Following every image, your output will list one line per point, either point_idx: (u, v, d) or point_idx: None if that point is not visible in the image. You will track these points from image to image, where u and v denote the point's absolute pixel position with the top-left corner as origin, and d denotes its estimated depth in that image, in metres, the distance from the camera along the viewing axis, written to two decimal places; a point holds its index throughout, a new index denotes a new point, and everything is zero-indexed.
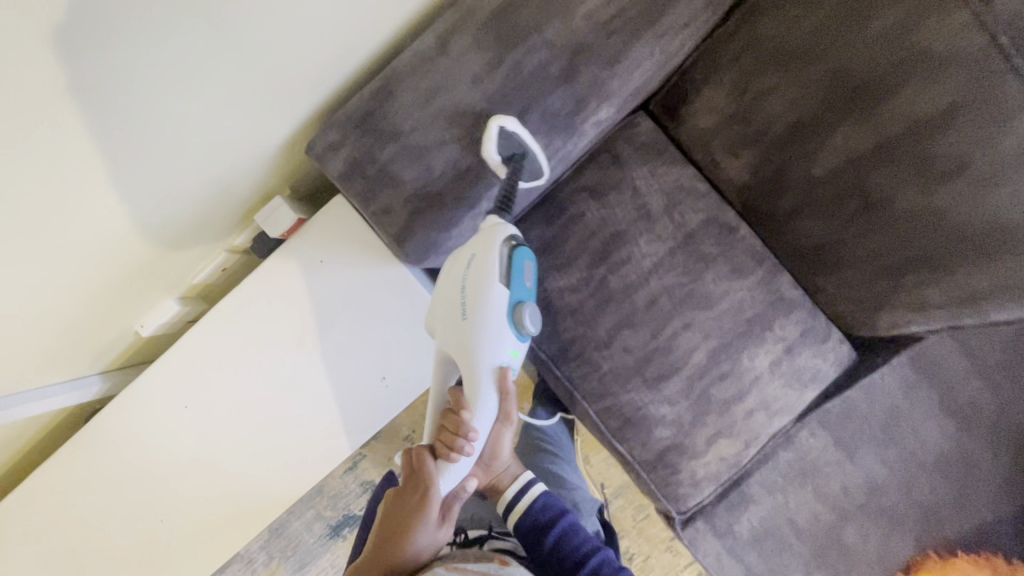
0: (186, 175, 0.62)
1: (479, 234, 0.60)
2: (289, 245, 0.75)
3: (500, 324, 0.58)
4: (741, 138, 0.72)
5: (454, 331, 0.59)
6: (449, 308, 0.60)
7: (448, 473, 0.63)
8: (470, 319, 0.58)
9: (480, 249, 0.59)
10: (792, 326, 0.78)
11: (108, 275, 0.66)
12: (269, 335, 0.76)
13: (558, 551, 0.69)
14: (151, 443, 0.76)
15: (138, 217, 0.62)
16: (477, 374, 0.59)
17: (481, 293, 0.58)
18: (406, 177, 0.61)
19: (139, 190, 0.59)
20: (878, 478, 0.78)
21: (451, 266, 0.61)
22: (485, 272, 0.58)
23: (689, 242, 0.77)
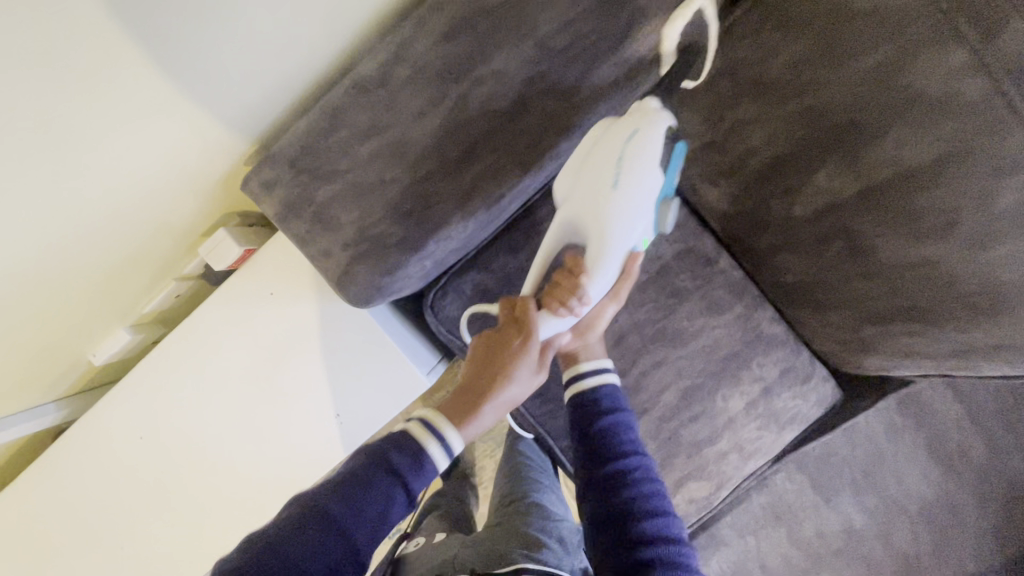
0: (110, 220, 0.59)
1: (642, 111, 0.54)
2: (238, 276, 0.73)
3: (648, 208, 0.54)
4: (719, 167, 0.67)
5: (599, 206, 0.53)
6: (593, 174, 0.53)
7: (551, 325, 0.58)
8: (618, 191, 0.53)
9: (647, 129, 0.53)
10: (771, 365, 0.73)
11: (39, 319, 0.63)
12: (220, 369, 0.74)
13: (600, 439, 0.58)
14: (105, 474, 0.76)
15: (71, 262, 0.60)
16: (609, 253, 0.55)
17: (640, 173, 0.53)
18: (345, 220, 0.57)
19: (52, 241, 0.56)
20: (856, 525, 0.75)
21: (607, 133, 0.54)
22: (650, 154, 0.53)
23: (662, 275, 0.72)
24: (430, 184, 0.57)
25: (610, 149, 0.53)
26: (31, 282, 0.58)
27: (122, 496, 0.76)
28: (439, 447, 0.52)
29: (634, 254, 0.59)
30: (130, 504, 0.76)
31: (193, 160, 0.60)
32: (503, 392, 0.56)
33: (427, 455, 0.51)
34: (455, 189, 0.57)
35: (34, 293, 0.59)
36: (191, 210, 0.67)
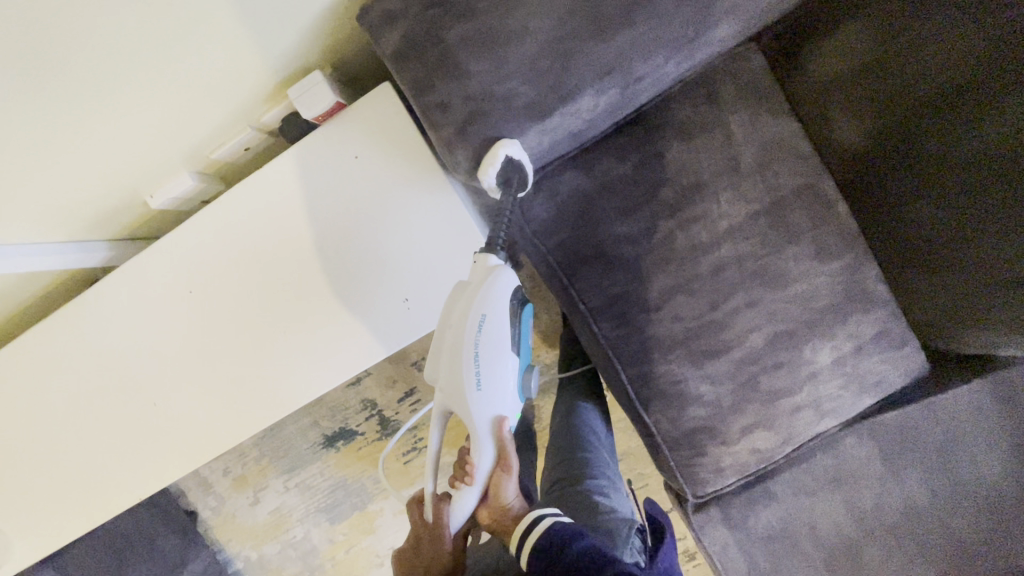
0: (223, 33, 0.54)
1: (481, 283, 0.57)
2: (320, 131, 0.66)
3: (511, 388, 0.61)
4: (870, 94, 0.63)
5: (466, 402, 0.59)
6: (455, 372, 0.58)
7: (460, 512, 0.68)
8: (483, 391, 0.59)
9: (492, 311, 0.57)
10: (868, 324, 0.69)
11: (127, 136, 0.59)
12: (282, 229, 0.69)
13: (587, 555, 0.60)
14: (146, 324, 0.72)
15: (161, 64, 0.54)
16: (479, 439, 0.62)
17: (497, 360, 0.58)
18: (473, 70, 0.51)
19: (173, 43, 0.52)
20: (916, 501, 0.72)
21: (459, 319, 0.57)
22: (500, 336, 0.58)
23: (776, 209, 0.67)
24: (577, 42, 0.51)
25: (463, 351, 0.57)
26: (119, 77, 0.52)
27: (162, 355, 0.73)
28: None
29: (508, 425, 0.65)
30: (169, 365, 0.73)
31: None
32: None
33: None
34: (602, 58, 0.52)
35: (119, 90, 0.53)
36: (286, 47, 0.61)
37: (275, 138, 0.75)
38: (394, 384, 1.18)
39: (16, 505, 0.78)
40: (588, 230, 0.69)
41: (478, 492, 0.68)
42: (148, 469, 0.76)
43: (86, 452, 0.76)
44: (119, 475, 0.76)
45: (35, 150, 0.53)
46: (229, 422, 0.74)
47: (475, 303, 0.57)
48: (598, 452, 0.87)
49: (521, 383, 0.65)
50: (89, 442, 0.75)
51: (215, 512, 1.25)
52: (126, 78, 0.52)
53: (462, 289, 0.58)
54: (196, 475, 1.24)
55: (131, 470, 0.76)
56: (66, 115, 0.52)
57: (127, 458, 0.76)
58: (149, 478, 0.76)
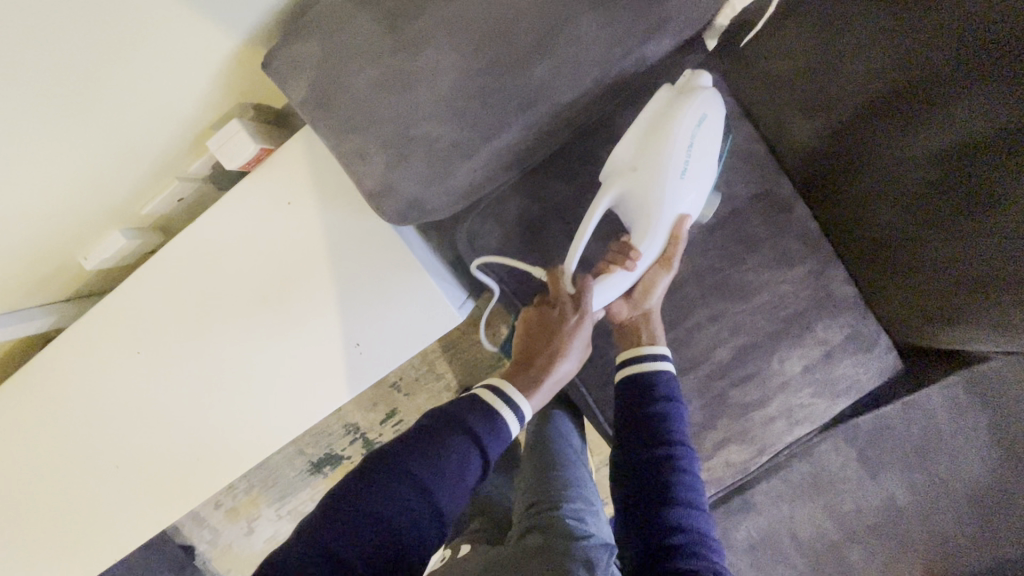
0: (133, 98, 0.53)
1: (697, 87, 0.57)
2: (251, 179, 0.63)
3: (701, 194, 0.59)
4: (820, 98, 0.61)
5: (663, 183, 0.55)
6: (662, 153, 0.55)
7: (608, 291, 0.60)
8: (685, 180, 0.56)
9: (712, 111, 0.57)
10: (837, 329, 0.67)
11: (53, 208, 0.58)
12: (224, 283, 0.66)
13: (655, 426, 0.55)
14: (98, 390, 0.70)
15: (75, 133, 0.51)
16: (655, 229, 0.57)
17: (704, 158, 0.57)
18: (388, 114, 0.48)
19: (85, 118, 0.51)
20: (898, 501, 0.71)
21: (675, 112, 0.55)
22: (710, 140, 0.57)
23: (732, 220, 0.64)
24: (496, 76, 0.48)
25: (675, 136, 0.55)
26: (33, 154, 0.50)
27: (116, 417, 0.70)
28: (512, 414, 0.56)
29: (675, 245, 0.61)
30: (125, 428, 0.71)
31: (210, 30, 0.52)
32: (557, 365, 0.61)
33: (500, 417, 0.55)
34: (524, 89, 0.49)
35: (36, 164, 0.51)
36: (200, 93, 0.58)
37: (210, 184, 0.72)
38: (374, 407, 1.17)
39: None
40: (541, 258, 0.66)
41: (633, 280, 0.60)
42: (116, 536, 0.74)
43: (52, 523, 0.74)
44: (84, 543, 0.74)
45: None
46: (192, 481, 0.72)
47: (696, 98, 0.56)
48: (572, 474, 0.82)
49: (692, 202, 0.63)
50: (54, 514, 0.73)
51: (211, 544, 1.25)
52: (43, 157, 0.51)
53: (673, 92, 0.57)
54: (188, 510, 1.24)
55: (99, 539, 0.74)
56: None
57: (94, 525, 0.73)
58: (115, 544, 0.74)
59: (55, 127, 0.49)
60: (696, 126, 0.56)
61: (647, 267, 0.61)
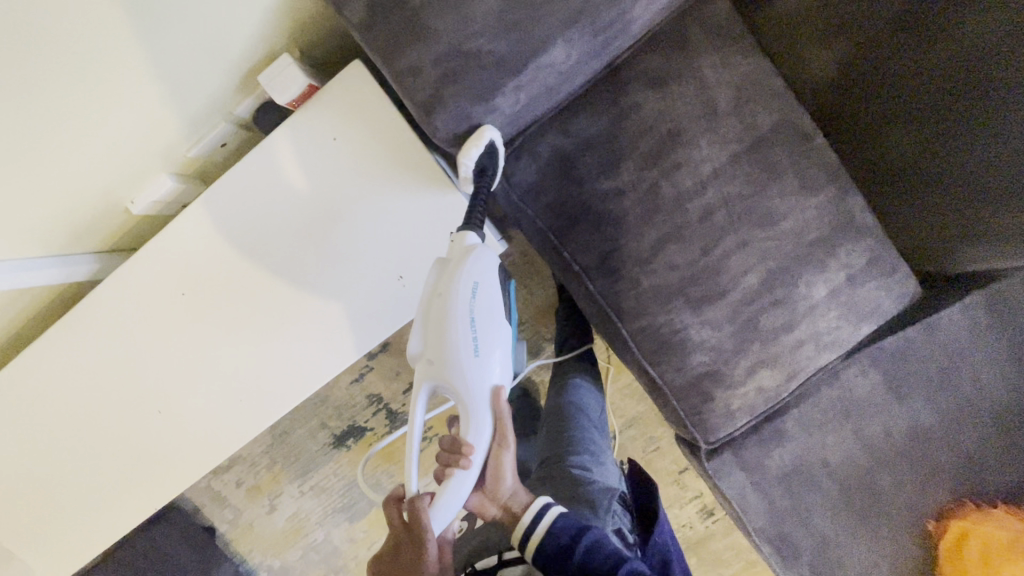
0: (206, 30, 0.57)
1: (464, 261, 0.57)
2: (296, 116, 0.65)
3: (505, 352, 0.60)
4: (835, 24, 0.64)
5: (455, 365, 0.56)
6: (449, 340, 0.56)
7: (445, 510, 0.60)
8: (481, 357, 0.57)
9: (484, 279, 0.57)
10: (859, 253, 0.70)
11: (123, 143, 0.61)
12: (268, 221, 0.68)
13: (590, 564, 0.64)
14: (144, 335, 0.71)
15: (112, 33, 0.50)
16: (472, 408, 0.58)
17: (491, 331, 0.58)
18: (442, 29, 0.51)
19: (168, 45, 0.55)
20: (923, 422, 0.73)
21: (449, 289, 0.56)
22: (491, 302, 0.58)
23: (756, 149, 0.67)
24: None
25: (455, 317, 0.56)
26: (71, 53, 0.48)
27: (158, 361, 0.72)
28: None
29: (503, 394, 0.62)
30: (167, 372, 0.72)
31: None
32: None
33: None
34: (567, 6, 0.52)
35: (75, 69, 0.49)
36: (250, 30, 0.60)
37: (249, 133, 0.75)
38: (397, 377, 1.18)
39: (30, 535, 0.76)
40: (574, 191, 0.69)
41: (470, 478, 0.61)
42: (160, 482, 0.75)
43: (96, 471, 0.74)
44: (124, 489, 0.75)
45: (53, 165, 0.56)
46: (231, 424, 0.73)
47: (467, 269, 0.56)
48: (583, 428, 0.89)
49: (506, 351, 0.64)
50: (98, 462, 0.74)
51: (233, 524, 1.25)
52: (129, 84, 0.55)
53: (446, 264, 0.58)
54: (209, 490, 1.23)
55: (144, 485, 0.75)
56: (79, 129, 0.55)
57: (138, 471, 0.74)
58: (156, 491, 0.75)
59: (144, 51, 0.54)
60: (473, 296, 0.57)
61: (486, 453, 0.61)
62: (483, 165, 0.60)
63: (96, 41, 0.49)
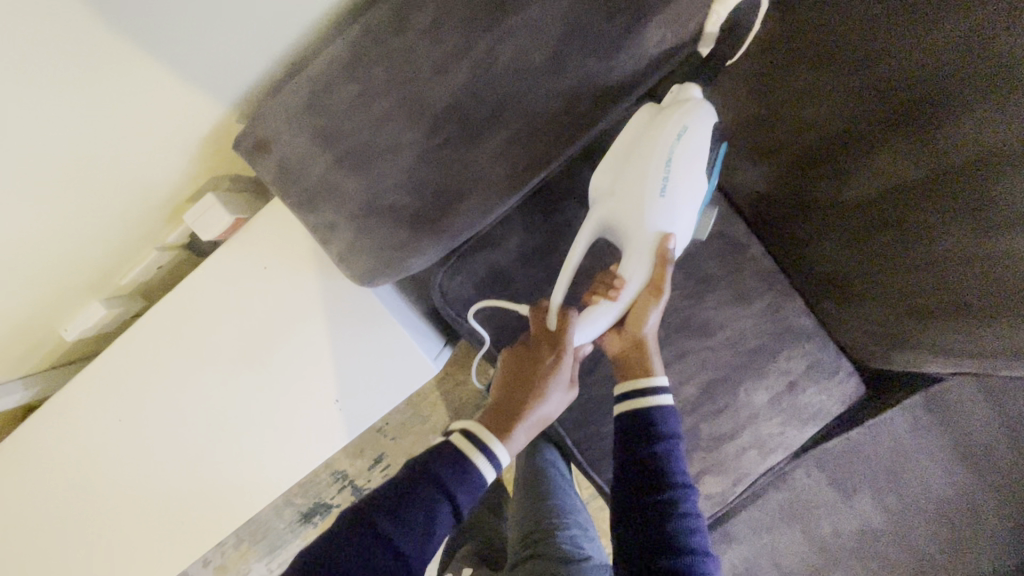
0: (159, 184, 0.59)
1: (683, 104, 0.55)
2: (221, 250, 0.65)
3: (692, 205, 0.55)
4: (761, 145, 0.65)
5: (632, 212, 0.54)
6: (641, 165, 0.54)
7: (589, 328, 0.58)
8: (665, 198, 0.53)
9: (696, 123, 0.54)
10: (797, 359, 0.70)
11: (74, 280, 0.63)
12: (203, 347, 0.67)
13: (654, 465, 0.54)
14: (81, 462, 0.68)
15: (75, 205, 0.53)
16: (633, 217, 0.54)
17: (691, 170, 0.54)
18: (355, 188, 0.51)
19: (134, 202, 0.59)
20: (873, 524, 0.73)
21: (653, 126, 0.54)
22: (696, 148, 0.54)
23: (690, 261, 0.68)
24: (453, 149, 0.51)
25: (652, 150, 0.53)
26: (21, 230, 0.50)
27: (94, 494, 0.69)
28: (483, 460, 0.54)
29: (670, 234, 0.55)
30: (104, 503, 0.69)
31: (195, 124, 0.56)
32: (534, 410, 0.58)
33: (469, 467, 0.53)
34: (482, 158, 0.52)
35: (47, 238, 0.53)
36: (175, 174, 0.60)
37: (188, 250, 0.75)
38: (362, 452, 1.17)
39: None
40: (511, 306, 0.68)
41: (620, 312, 0.58)
42: None
43: None
44: None
45: (37, 307, 0.61)
46: (177, 551, 0.70)
47: (678, 111, 0.54)
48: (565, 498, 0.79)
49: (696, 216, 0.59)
50: None
51: None
52: (99, 236, 0.59)
53: (656, 113, 0.56)
54: None
55: None
56: (51, 278, 0.59)
57: None
58: None
59: (115, 212, 0.58)
60: (678, 135, 0.53)
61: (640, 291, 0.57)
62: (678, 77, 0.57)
63: (76, 216, 0.54)
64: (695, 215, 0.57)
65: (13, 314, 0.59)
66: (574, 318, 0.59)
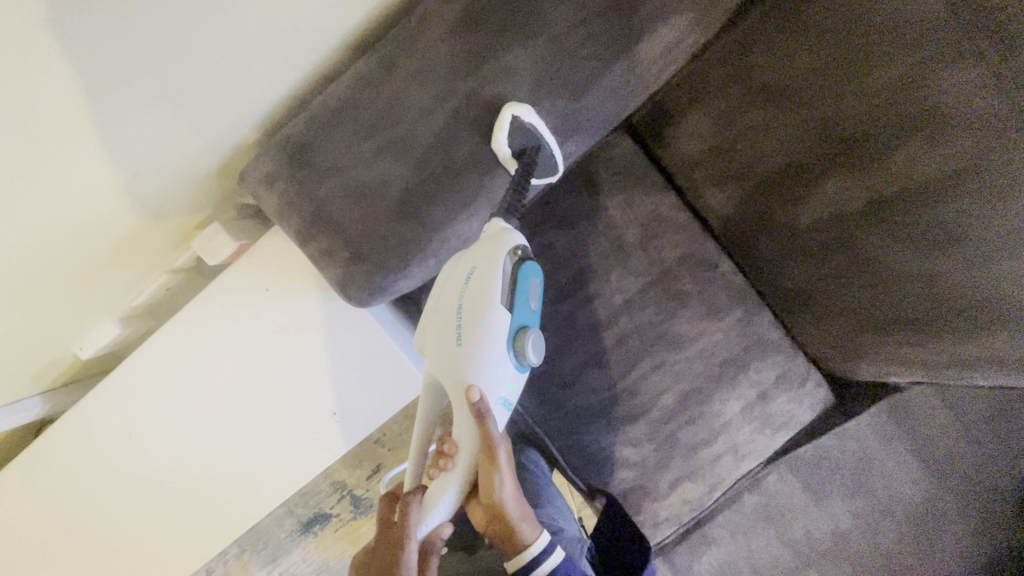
0: (169, 211, 0.64)
1: (479, 245, 0.52)
2: (228, 273, 0.70)
3: (498, 348, 0.51)
4: (724, 172, 0.68)
5: (440, 368, 0.52)
6: (443, 322, 0.52)
7: (432, 518, 0.56)
8: (463, 346, 0.50)
9: (481, 261, 0.51)
10: (768, 370, 0.74)
11: (88, 300, 0.67)
12: (211, 364, 0.71)
13: None
14: (97, 474, 0.72)
15: (94, 230, 0.57)
16: (446, 379, 0.51)
17: (482, 319, 0.50)
18: (350, 218, 0.56)
19: (145, 227, 0.63)
20: (844, 525, 0.77)
21: (450, 280, 0.53)
22: (484, 289, 0.51)
23: (664, 279, 0.72)
24: (438, 181, 0.56)
25: (450, 305, 0.52)
26: (49, 253, 0.55)
27: (106, 503, 0.73)
28: None
29: (477, 384, 0.51)
30: (116, 512, 0.73)
31: (203, 159, 0.61)
32: None
33: None
34: (462, 191, 0.57)
35: (67, 261, 0.58)
36: (182, 203, 0.65)
37: (193, 272, 0.79)
38: (360, 463, 1.21)
39: None
40: None
41: (460, 483, 0.56)
42: None
43: None
44: None
45: (55, 322, 0.65)
46: (190, 550, 0.74)
47: (470, 253, 0.53)
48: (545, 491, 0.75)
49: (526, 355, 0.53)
50: None
51: None
52: (111, 257, 0.64)
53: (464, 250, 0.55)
54: None
55: None
56: (67, 296, 0.63)
57: None
58: None
59: (128, 234, 0.62)
60: (468, 278, 0.52)
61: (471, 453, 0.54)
62: (523, 147, 0.56)
63: (95, 240, 0.59)
64: (512, 352, 0.52)
65: (32, 331, 0.63)
66: (416, 509, 0.56)
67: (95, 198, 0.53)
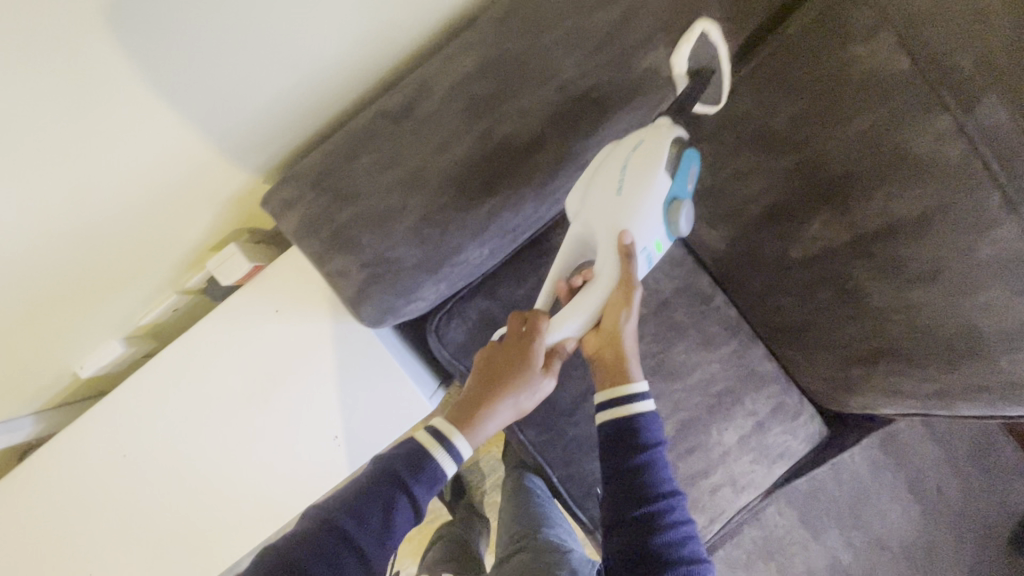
0: (187, 230, 0.66)
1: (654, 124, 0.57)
2: (239, 294, 0.71)
3: (657, 207, 0.56)
4: (714, 212, 0.74)
5: (594, 213, 0.56)
6: (600, 179, 0.57)
7: (562, 330, 0.58)
8: (624, 196, 0.55)
9: (651, 136, 0.56)
10: (763, 402, 0.76)
11: (96, 315, 0.67)
12: (211, 384, 0.70)
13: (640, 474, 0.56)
14: (77, 500, 0.68)
15: (111, 241, 0.58)
16: (599, 220, 0.56)
17: (646, 178, 0.55)
18: (365, 243, 0.59)
19: (163, 245, 0.65)
20: (842, 560, 0.78)
21: (615, 145, 0.58)
22: (654, 153, 0.55)
23: (662, 310, 0.75)
24: (453, 210, 0.60)
25: (611, 162, 0.56)
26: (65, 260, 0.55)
27: (83, 532, 0.69)
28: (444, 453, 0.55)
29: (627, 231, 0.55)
30: (93, 543, 0.69)
31: (227, 183, 0.64)
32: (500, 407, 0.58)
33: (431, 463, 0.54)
34: (474, 221, 0.61)
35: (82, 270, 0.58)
36: (200, 224, 0.67)
37: (201, 296, 0.81)
38: None
39: None
40: None
41: (588, 314, 0.58)
42: None
43: None
44: None
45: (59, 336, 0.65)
46: None
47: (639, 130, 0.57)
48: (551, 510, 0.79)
49: (676, 220, 0.58)
50: None
51: None
52: (125, 273, 0.64)
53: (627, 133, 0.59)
54: None
55: None
56: (77, 310, 0.64)
57: None
58: None
59: (145, 251, 0.64)
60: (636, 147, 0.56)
61: (609, 290, 0.57)
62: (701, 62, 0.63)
63: (112, 252, 0.60)
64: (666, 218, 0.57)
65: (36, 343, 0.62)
66: (545, 323, 0.59)
67: (115, 210, 0.55)
